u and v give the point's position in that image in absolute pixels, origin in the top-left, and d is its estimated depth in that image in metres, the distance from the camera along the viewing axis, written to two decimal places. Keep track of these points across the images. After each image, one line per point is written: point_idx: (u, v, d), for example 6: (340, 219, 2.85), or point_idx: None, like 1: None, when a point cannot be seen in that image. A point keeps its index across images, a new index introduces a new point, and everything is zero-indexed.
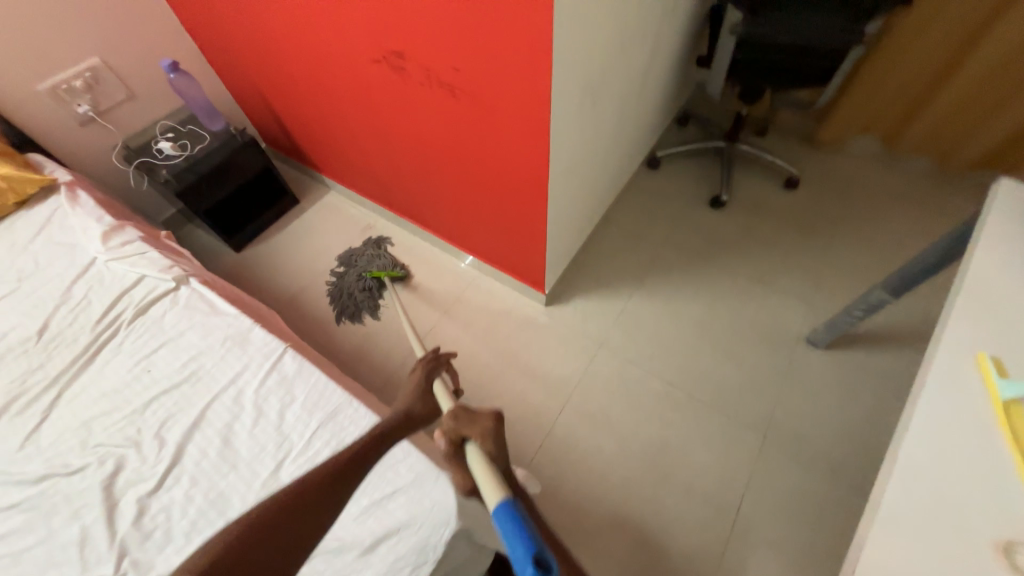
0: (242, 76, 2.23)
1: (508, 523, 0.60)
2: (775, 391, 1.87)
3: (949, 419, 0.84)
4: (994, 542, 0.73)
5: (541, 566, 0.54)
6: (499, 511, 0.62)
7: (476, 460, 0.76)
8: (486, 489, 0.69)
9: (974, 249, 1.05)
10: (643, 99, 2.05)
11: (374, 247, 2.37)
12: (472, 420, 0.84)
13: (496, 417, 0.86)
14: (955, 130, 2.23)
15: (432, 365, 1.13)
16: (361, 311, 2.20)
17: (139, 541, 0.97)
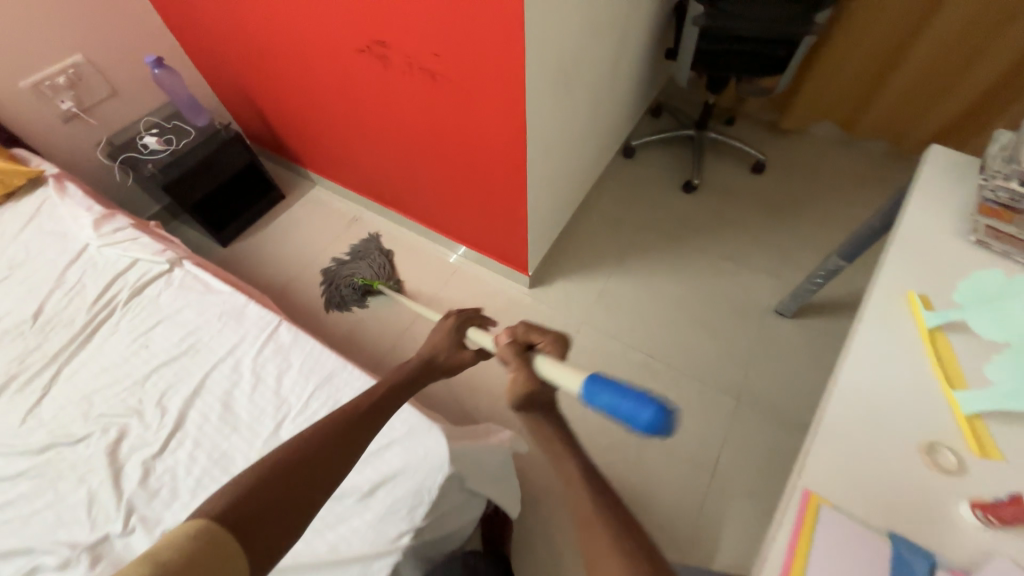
0: (225, 74, 2.28)
1: (609, 386, 0.69)
2: (747, 356, 2.00)
3: (886, 345, 0.95)
4: (919, 444, 0.83)
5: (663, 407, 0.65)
6: (606, 383, 0.71)
7: (550, 360, 0.83)
8: (572, 373, 0.77)
9: (906, 206, 1.18)
10: (615, 87, 2.16)
11: (381, 251, 2.41)
12: (541, 332, 0.91)
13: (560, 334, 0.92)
14: (907, 111, 2.40)
15: (462, 320, 1.10)
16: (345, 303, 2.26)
17: (146, 499, 1.02)
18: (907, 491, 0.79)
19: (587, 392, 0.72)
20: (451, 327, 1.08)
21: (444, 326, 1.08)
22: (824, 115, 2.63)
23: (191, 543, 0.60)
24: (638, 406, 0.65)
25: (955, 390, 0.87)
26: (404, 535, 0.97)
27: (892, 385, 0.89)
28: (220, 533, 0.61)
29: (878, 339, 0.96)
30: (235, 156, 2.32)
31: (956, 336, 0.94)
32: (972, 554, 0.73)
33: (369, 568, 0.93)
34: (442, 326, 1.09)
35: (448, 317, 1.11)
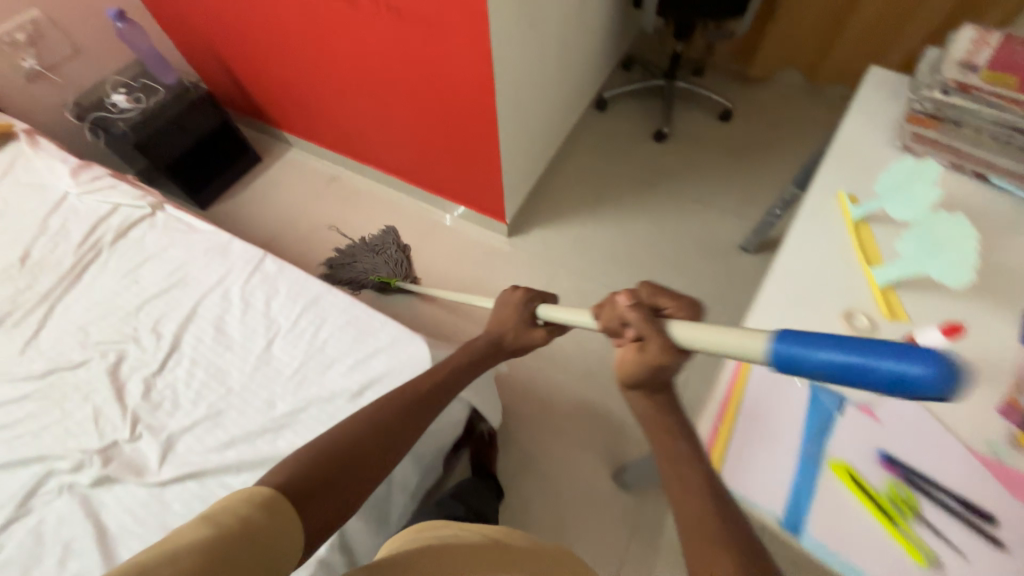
0: (191, 28, 2.25)
1: (815, 339, 0.48)
2: (714, 289, 2.13)
3: (818, 235, 1.06)
4: (839, 314, 0.95)
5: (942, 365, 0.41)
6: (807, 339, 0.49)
7: (697, 325, 0.63)
8: (748, 339, 0.56)
9: (844, 120, 1.28)
10: (584, 33, 2.20)
11: (401, 248, 2.15)
12: (667, 294, 0.71)
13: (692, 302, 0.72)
14: (867, 52, 2.48)
15: (531, 296, 1.02)
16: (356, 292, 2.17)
17: (150, 410, 1.10)
18: None
19: (786, 358, 0.51)
20: (520, 302, 1.02)
21: (513, 301, 1.02)
22: (788, 62, 2.70)
23: (253, 509, 0.61)
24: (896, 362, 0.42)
25: (874, 268, 0.98)
26: None
27: (819, 267, 1.01)
28: (282, 504, 0.64)
29: (811, 230, 1.07)
30: (207, 115, 2.31)
31: (877, 225, 1.05)
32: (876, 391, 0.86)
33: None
34: (507, 299, 1.04)
35: (516, 290, 1.04)
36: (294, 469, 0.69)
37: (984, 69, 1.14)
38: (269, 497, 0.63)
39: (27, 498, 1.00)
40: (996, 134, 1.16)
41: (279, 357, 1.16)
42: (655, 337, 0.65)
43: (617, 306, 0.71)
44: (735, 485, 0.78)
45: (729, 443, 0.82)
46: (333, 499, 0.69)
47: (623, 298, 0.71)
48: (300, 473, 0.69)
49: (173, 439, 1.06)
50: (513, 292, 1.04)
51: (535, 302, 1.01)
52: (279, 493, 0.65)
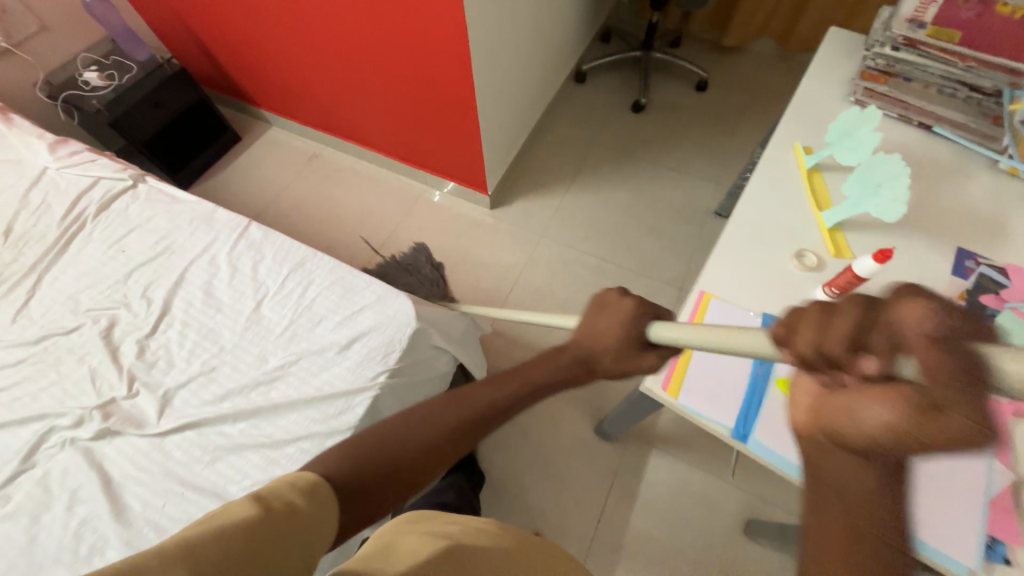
0: (160, 4, 2.21)
1: None
2: (690, 252, 2.22)
3: (775, 185, 1.13)
4: (791, 253, 1.03)
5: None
6: None
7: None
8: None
9: (803, 79, 1.35)
10: (560, 3, 2.22)
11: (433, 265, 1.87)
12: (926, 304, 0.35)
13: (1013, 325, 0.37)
14: (835, 20, 2.54)
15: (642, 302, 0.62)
16: None
17: (146, 369, 1.15)
18: (780, 286, 0.99)
19: None
20: (627, 317, 0.61)
21: (611, 309, 0.63)
22: (762, 30, 2.73)
23: (296, 493, 0.60)
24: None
25: (823, 211, 1.07)
26: (381, 375, 1.12)
27: (775, 213, 1.08)
28: (325, 496, 0.60)
29: (769, 180, 1.14)
30: (182, 93, 2.29)
31: (828, 174, 1.13)
32: None
33: (351, 400, 1.08)
34: (606, 307, 0.64)
35: (623, 296, 0.63)
36: (335, 462, 0.65)
37: (930, 24, 1.20)
38: (313, 484, 0.61)
39: (32, 453, 1.05)
40: (943, 88, 1.23)
41: (268, 316, 1.21)
42: (968, 406, 0.33)
43: (842, 328, 0.38)
44: (691, 406, 0.87)
45: (685, 372, 0.91)
46: (369, 501, 0.64)
47: (910, 320, 0.35)
48: (340, 465, 0.65)
49: (170, 394, 1.11)
50: (615, 297, 0.64)
51: (650, 315, 0.62)
52: (323, 483, 0.62)
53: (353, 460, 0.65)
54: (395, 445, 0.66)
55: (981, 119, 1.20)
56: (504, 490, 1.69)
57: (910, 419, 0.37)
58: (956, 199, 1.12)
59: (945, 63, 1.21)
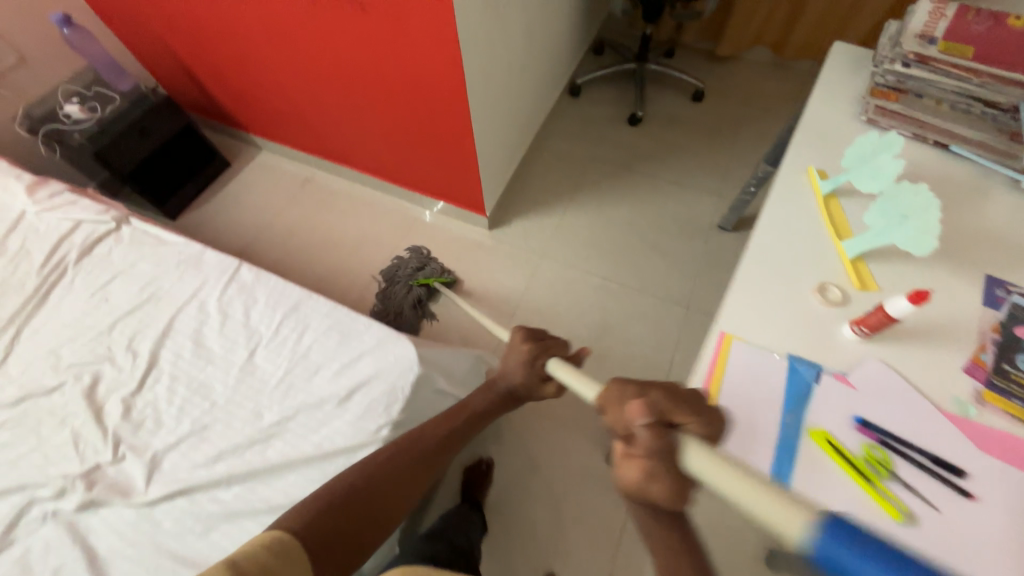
0: (144, 32, 2.15)
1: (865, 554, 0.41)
2: (694, 268, 2.17)
3: (792, 211, 1.07)
4: (813, 287, 0.98)
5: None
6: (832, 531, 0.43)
7: (725, 460, 0.53)
8: (786, 508, 0.46)
9: (811, 99, 1.31)
10: (552, 21, 2.19)
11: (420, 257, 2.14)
12: (685, 406, 0.65)
13: (708, 415, 0.68)
14: (830, 28, 2.52)
15: (541, 347, 1.09)
16: (411, 327, 1.98)
17: (132, 430, 1.08)
18: (806, 324, 0.93)
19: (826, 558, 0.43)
20: (525, 358, 1.08)
21: (521, 351, 1.10)
22: (756, 39, 2.71)
23: (266, 555, 0.72)
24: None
25: (843, 241, 1.01)
26: (383, 428, 1.05)
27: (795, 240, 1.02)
28: (298, 552, 0.74)
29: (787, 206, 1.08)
30: (168, 122, 2.23)
31: (846, 199, 1.08)
32: (851, 360, 0.89)
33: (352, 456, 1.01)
34: (516, 349, 1.11)
35: (525, 341, 1.11)
36: (309, 514, 0.80)
37: (939, 40, 1.18)
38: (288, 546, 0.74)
39: (10, 530, 0.98)
40: (955, 104, 1.21)
41: (263, 367, 1.14)
42: (658, 475, 0.57)
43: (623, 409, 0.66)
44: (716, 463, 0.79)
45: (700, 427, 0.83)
46: (356, 528, 0.84)
47: (632, 411, 0.61)
48: (319, 515, 0.81)
49: (158, 458, 1.04)
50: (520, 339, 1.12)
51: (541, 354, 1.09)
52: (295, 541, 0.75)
53: (327, 505, 0.82)
54: (365, 487, 0.86)
55: (999, 136, 1.16)
56: (515, 530, 1.62)
57: (636, 482, 0.58)
58: (978, 221, 1.08)
59: (957, 78, 1.18)
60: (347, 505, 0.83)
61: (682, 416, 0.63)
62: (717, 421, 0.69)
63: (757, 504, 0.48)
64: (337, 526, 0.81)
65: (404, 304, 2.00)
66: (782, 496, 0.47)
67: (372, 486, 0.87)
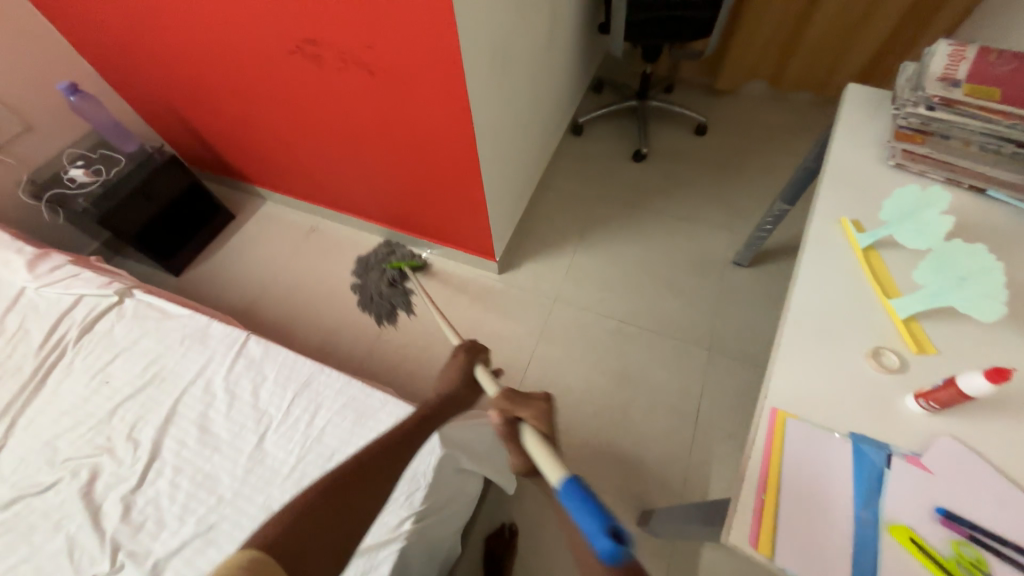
0: (148, 95, 2.15)
1: (578, 502, 0.67)
2: (712, 307, 2.10)
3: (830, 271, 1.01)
4: (865, 352, 0.91)
5: (617, 532, 0.63)
6: (565, 488, 0.70)
7: (538, 444, 0.82)
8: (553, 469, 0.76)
9: (832, 144, 1.27)
10: (554, 67, 2.20)
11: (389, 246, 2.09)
12: (526, 404, 0.92)
13: (546, 400, 0.94)
14: (828, 60, 2.54)
15: (471, 355, 1.10)
16: (393, 310, 1.96)
17: (132, 534, 0.99)
18: (864, 397, 0.86)
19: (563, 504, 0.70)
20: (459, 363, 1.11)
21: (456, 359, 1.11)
22: (753, 72, 2.73)
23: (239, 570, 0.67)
24: (595, 529, 0.63)
25: (891, 299, 0.95)
26: (405, 522, 0.97)
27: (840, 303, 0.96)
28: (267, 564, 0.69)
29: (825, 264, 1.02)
30: (173, 180, 2.22)
31: (886, 252, 1.03)
32: (920, 439, 0.81)
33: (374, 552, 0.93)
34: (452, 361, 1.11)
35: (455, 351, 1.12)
36: (280, 526, 0.75)
37: (964, 82, 1.12)
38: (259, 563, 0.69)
39: None
40: (985, 144, 1.15)
41: (273, 454, 1.06)
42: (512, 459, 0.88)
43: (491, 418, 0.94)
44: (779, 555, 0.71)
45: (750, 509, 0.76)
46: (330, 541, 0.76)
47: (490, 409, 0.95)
48: (293, 525, 0.75)
49: (160, 568, 0.94)
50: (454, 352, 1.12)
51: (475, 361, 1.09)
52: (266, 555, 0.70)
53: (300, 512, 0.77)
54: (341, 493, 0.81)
55: None
56: None
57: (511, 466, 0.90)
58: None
59: (985, 119, 1.12)
60: (318, 512, 0.78)
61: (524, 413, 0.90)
62: (554, 402, 0.94)
63: (544, 465, 0.79)
64: (313, 536, 0.75)
65: (380, 289, 1.95)
66: (553, 462, 0.77)
67: (343, 489, 0.81)
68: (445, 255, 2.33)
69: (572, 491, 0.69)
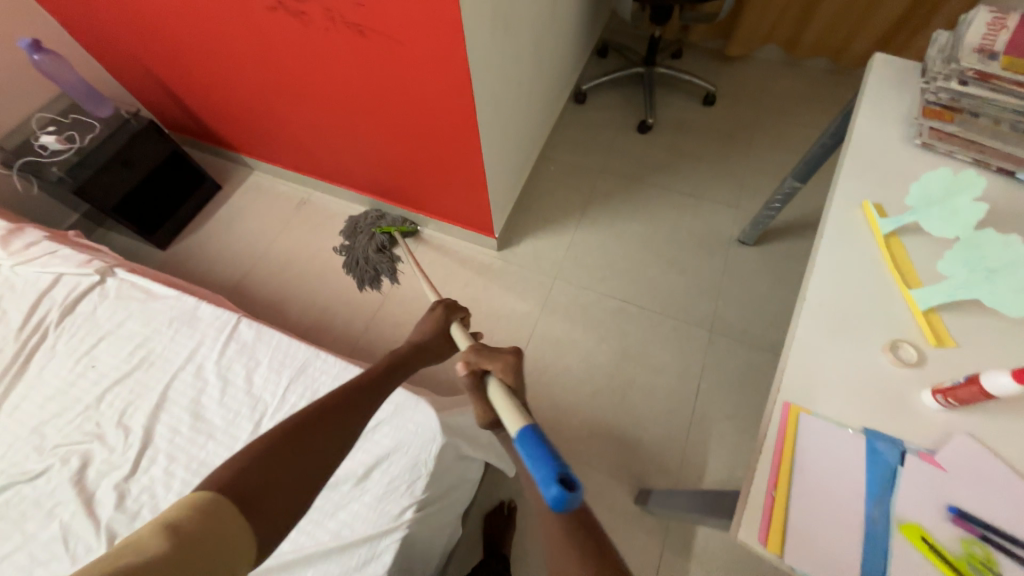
0: (121, 54, 1.99)
1: (531, 445, 0.67)
2: (715, 287, 2.06)
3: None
4: (883, 344, 0.88)
5: (568, 481, 0.61)
6: (522, 435, 0.70)
7: (501, 399, 0.80)
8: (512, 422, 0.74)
9: (856, 121, 1.20)
10: (558, 29, 2.06)
11: (377, 214, 2.13)
12: (493, 357, 0.88)
13: (515, 352, 0.90)
14: (847, 26, 2.40)
15: (449, 312, 1.15)
16: (378, 275, 2.04)
17: (128, 523, 0.97)
18: (880, 392, 0.83)
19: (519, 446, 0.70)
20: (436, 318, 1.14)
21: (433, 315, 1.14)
22: (768, 38, 2.59)
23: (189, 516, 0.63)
24: (550, 477, 0.61)
25: (912, 290, 0.91)
26: (407, 511, 0.97)
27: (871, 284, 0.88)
28: (224, 508, 0.65)
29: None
30: (153, 148, 2.10)
31: (909, 239, 0.98)
32: (936, 434, 0.79)
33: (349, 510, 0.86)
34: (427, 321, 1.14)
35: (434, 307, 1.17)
36: (237, 468, 0.70)
37: (1002, 55, 1.05)
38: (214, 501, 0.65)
39: None
40: (1017, 123, 1.08)
41: None
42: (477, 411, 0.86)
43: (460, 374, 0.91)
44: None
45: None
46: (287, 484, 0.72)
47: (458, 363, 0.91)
48: (252, 467, 0.71)
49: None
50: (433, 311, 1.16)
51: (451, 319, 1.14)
52: (221, 495, 0.66)
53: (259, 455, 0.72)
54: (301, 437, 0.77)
55: None
56: None
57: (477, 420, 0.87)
58: None
59: (1018, 97, 1.05)
60: (277, 455, 0.73)
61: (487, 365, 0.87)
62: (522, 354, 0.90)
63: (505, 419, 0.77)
64: (273, 475, 0.71)
65: (368, 254, 2.04)
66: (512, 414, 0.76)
67: (303, 434, 0.77)
68: (443, 230, 2.26)
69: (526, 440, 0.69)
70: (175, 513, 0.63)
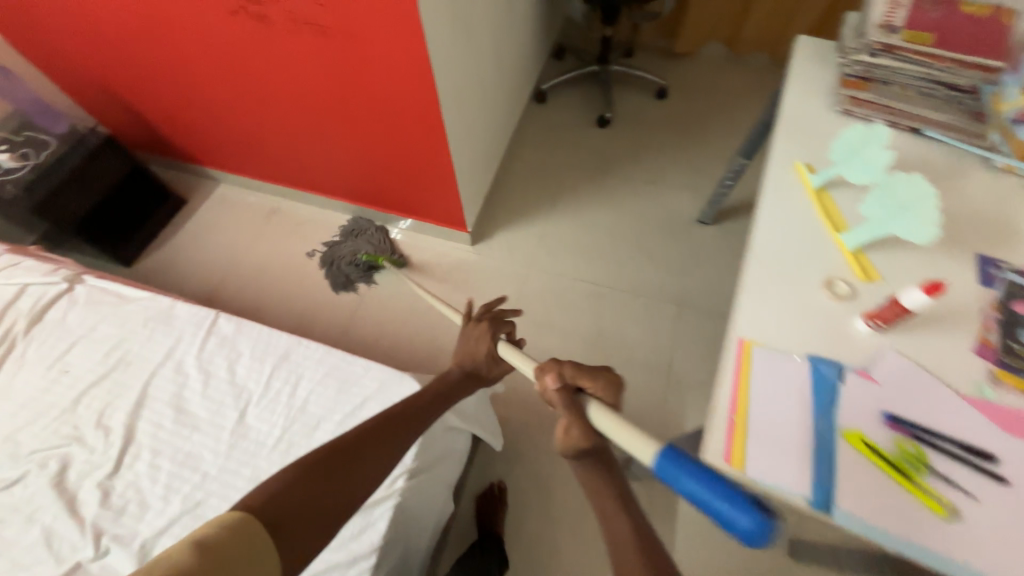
0: (76, 70, 1.98)
1: (691, 471, 0.58)
2: (681, 265, 2.18)
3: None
4: (820, 281, 0.98)
5: (758, 506, 0.53)
6: (670, 462, 0.60)
7: (617, 420, 0.73)
8: (646, 443, 0.66)
9: (789, 93, 1.32)
10: (514, 30, 2.16)
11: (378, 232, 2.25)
12: (590, 374, 0.83)
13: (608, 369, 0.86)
14: (779, 20, 2.60)
15: (495, 327, 1.12)
16: (350, 281, 2.18)
17: (114, 518, 0.96)
18: (820, 322, 0.93)
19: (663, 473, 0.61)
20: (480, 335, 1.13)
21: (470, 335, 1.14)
22: (711, 34, 2.77)
23: (220, 534, 0.68)
24: (738, 506, 0.53)
25: (840, 234, 1.02)
26: (399, 480, 1.03)
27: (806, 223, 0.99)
28: (256, 531, 0.70)
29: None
30: (113, 163, 2.06)
31: (836, 191, 1.10)
32: (868, 353, 0.89)
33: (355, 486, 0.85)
34: (467, 346, 1.13)
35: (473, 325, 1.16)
36: (272, 494, 0.75)
37: (903, 29, 1.22)
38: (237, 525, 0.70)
39: None
40: (922, 89, 1.23)
41: (256, 428, 1.04)
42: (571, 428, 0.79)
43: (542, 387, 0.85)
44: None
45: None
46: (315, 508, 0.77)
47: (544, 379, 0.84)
48: (285, 492, 0.76)
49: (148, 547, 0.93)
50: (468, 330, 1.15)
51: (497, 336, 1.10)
52: (251, 518, 0.71)
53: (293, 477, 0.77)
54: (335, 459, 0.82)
55: (967, 117, 1.20)
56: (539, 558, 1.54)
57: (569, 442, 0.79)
58: (966, 200, 1.10)
59: (922, 65, 1.22)
60: (309, 479, 0.78)
61: (585, 383, 0.82)
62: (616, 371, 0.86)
63: (631, 443, 0.68)
64: (305, 503, 0.76)
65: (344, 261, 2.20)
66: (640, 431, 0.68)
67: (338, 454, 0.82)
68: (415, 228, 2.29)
69: (675, 462, 0.60)
70: (203, 531, 0.68)
